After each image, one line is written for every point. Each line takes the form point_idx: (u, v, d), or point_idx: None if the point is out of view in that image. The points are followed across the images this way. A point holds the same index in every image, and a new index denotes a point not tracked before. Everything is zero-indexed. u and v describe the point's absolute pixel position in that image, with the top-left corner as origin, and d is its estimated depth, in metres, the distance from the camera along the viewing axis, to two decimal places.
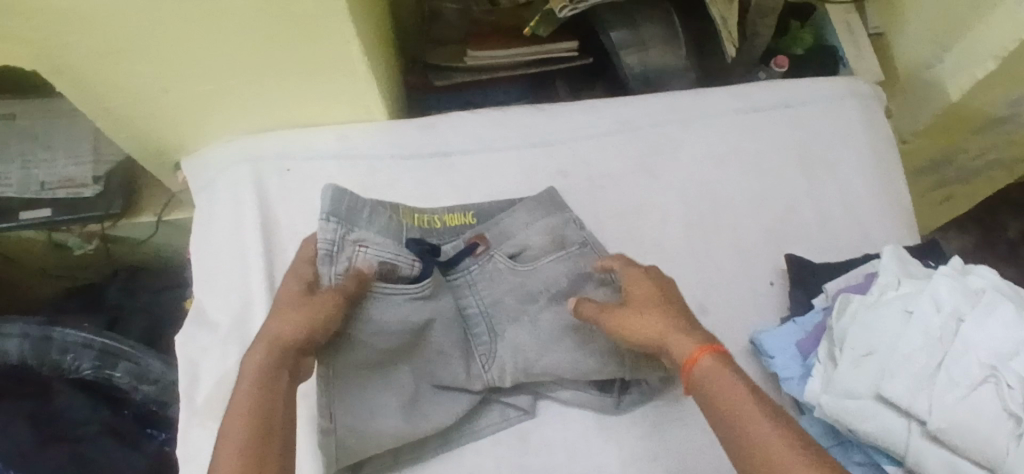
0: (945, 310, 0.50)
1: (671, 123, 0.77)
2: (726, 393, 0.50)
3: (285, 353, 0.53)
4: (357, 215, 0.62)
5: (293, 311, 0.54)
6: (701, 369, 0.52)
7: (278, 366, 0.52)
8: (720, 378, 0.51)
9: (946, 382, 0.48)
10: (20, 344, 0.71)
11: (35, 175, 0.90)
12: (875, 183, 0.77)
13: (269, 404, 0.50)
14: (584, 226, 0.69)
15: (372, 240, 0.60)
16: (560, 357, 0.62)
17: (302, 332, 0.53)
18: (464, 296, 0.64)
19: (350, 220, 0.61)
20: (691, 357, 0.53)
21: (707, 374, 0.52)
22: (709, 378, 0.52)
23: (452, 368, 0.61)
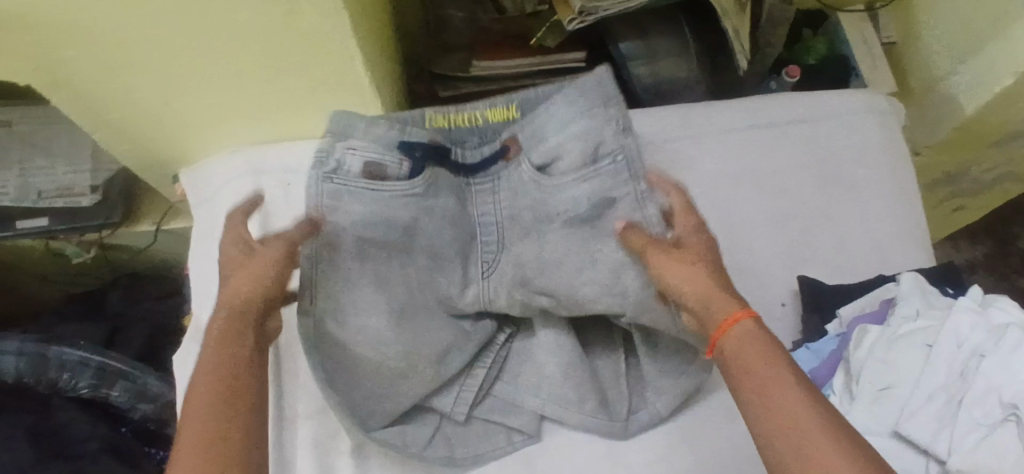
0: (965, 347, 0.49)
1: (684, 137, 0.75)
2: (755, 367, 0.45)
3: (242, 314, 0.51)
4: (352, 126, 0.60)
5: (234, 272, 0.53)
6: (732, 336, 0.48)
7: (227, 329, 0.50)
8: (749, 345, 0.47)
9: (968, 422, 0.47)
10: (16, 362, 0.70)
11: (33, 184, 0.88)
12: (891, 203, 0.75)
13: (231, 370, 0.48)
14: (628, 129, 0.61)
15: (355, 143, 0.59)
16: (562, 276, 0.58)
17: (252, 289, 0.52)
18: (482, 199, 0.63)
19: (346, 135, 0.60)
20: (729, 319, 0.48)
21: (739, 341, 0.47)
22: (741, 346, 0.47)
23: (447, 275, 0.60)
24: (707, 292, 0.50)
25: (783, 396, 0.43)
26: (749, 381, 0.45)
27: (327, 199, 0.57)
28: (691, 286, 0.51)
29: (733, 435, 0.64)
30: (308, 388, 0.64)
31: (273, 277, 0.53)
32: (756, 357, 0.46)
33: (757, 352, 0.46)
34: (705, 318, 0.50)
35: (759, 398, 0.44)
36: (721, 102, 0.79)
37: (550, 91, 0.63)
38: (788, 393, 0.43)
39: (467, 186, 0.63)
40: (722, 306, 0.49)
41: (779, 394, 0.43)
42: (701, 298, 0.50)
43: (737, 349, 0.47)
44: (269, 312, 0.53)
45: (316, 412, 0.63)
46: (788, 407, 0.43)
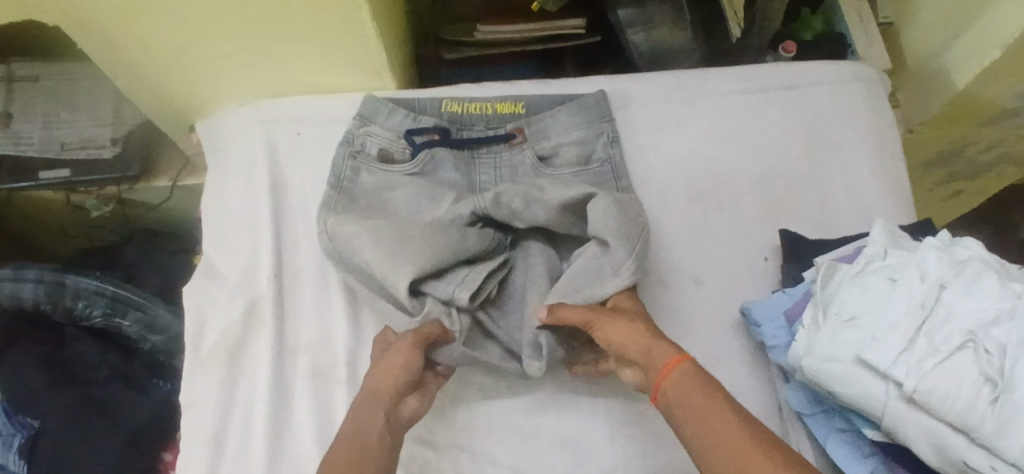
0: (928, 279, 0.52)
1: (676, 100, 0.78)
2: (694, 409, 0.54)
3: (381, 401, 0.58)
4: (378, 113, 0.75)
5: (379, 365, 0.60)
6: (674, 379, 0.56)
7: (365, 415, 0.58)
8: (685, 387, 0.55)
9: (927, 347, 0.49)
10: (34, 290, 0.74)
11: (57, 136, 0.94)
12: (878, 165, 0.77)
13: (364, 449, 0.56)
14: (617, 140, 0.75)
15: (377, 131, 0.74)
16: (551, 196, 0.65)
17: (395, 377, 0.59)
18: (481, 174, 0.74)
19: (372, 117, 0.75)
20: (668, 364, 0.57)
21: (679, 383, 0.55)
22: (680, 389, 0.55)
23: (432, 203, 0.69)
24: (645, 347, 0.58)
25: (712, 419, 0.53)
26: (691, 416, 0.54)
27: (348, 172, 0.72)
28: (629, 349, 0.59)
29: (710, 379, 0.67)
30: (308, 317, 0.70)
31: (408, 367, 0.59)
32: (696, 398, 0.54)
33: (696, 390, 0.55)
34: (649, 363, 0.58)
35: (701, 425, 0.53)
36: (714, 69, 0.82)
37: (556, 102, 0.77)
38: (725, 421, 0.52)
39: (471, 157, 0.75)
40: (658, 355, 0.57)
41: (716, 423, 0.52)
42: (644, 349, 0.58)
43: (676, 399, 0.55)
44: (406, 396, 0.60)
45: (317, 344, 0.69)
46: (726, 432, 0.52)
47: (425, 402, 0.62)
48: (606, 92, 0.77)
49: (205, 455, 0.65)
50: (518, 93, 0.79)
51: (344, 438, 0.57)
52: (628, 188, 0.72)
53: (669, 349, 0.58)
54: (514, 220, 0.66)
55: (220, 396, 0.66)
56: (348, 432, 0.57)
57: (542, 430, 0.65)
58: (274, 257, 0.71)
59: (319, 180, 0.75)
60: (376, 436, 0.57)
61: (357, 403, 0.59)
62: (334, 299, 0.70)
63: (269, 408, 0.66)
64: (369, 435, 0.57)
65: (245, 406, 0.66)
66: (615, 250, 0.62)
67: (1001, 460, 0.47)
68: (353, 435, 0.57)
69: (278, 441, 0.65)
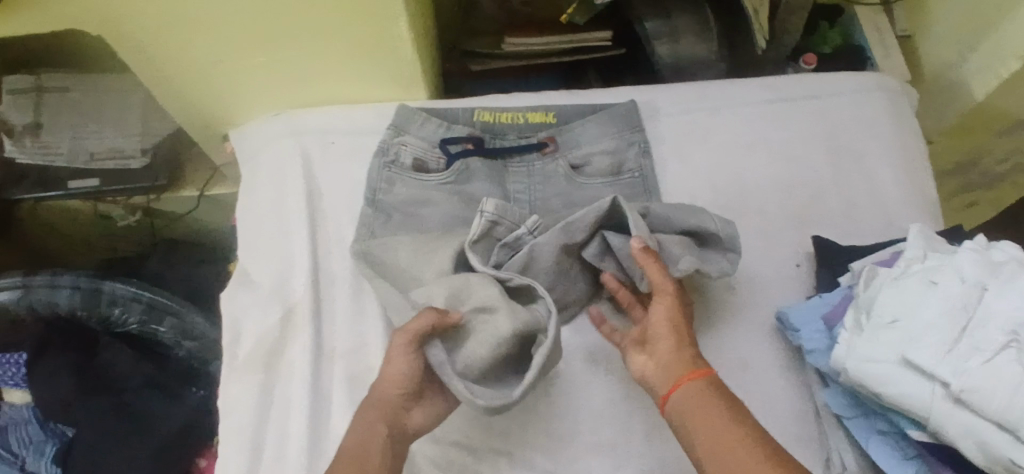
0: (968, 281, 0.52)
1: (702, 110, 0.80)
2: (706, 415, 0.55)
3: (381, 414, 0.58)
4: (411, 122, 0.76)
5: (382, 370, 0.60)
6: (693, 385, 0.56)
7: (365, 429, 0.58)
8: (705, 395, 0.56)
9: (970, 347, 0.49)
10: (70, 295, 0.76)
11: (86, 146, 0.95)
12: (905, 174, 0.78)
13: (364, 462, 0.57)
14: (648, 150, 0.76)
15: (411, 140, 0.75)
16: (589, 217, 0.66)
17: (395, 387, 0.59)
18: (515, 183, 0.75)
19: (404, 126, 0.76)
20: (693, 371, 0.57)
21: (699, 391, 0.56)
22: (697, 395, 0.56)
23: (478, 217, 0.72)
24: (681, 349, 0.59)
25: (723, 426, 0.54)
26: (702, 421, 0.55)
27: (383, 183, 0.74)
28: (666, 342, 0.59)
29: (749, 385, 0.66)
30: (343, 322, 0.70)
31: (405, 376, 0.58)
32: (712, 404, 0.55)
33: (715, 401, 0.55)
34: (671, 365, 0.58)
35: (709, 429, 0.54)
36: (739, 80, 0.83)
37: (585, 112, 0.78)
38: (738, 434, 0.53)
39: (504, 166, 0.76)
40: (690, 360, 0.58)
41: (730, 434, 0.53)
42: (672, 351, 0.59)
43: (691, 403, 0.56)
44: (409, 406, 0.60)
45: (351, 350, 0.69)
46: (736, 443, 0.53)
47: (433, 412, 0.60)
48: (635, 101, 0.78)
49: (244, 459, 0.65)
50: (548, 103, 0.80)
51: (349, 445, 0.58)
52: (658, 199, 0.74)
53: (699, 359, 0.59)
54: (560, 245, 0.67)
55: (258, 401, 0.67)
56: (350, 443, 0.58)
57: (578, 435, 0.65)
58: (309, 264, 0.72)
59: (354, 188, 0.76)
60: (376, 448, 0.57)
61: (360, 410, 0.60)
62: (369, 305, 0.71)
63: (306, 412, 0.66)
64: (369, 451, 0.57)
65: (282, 410, 0.67)
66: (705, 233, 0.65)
67: None
68: (357, 446, 0.57)
69: (315, 445, 0.65)
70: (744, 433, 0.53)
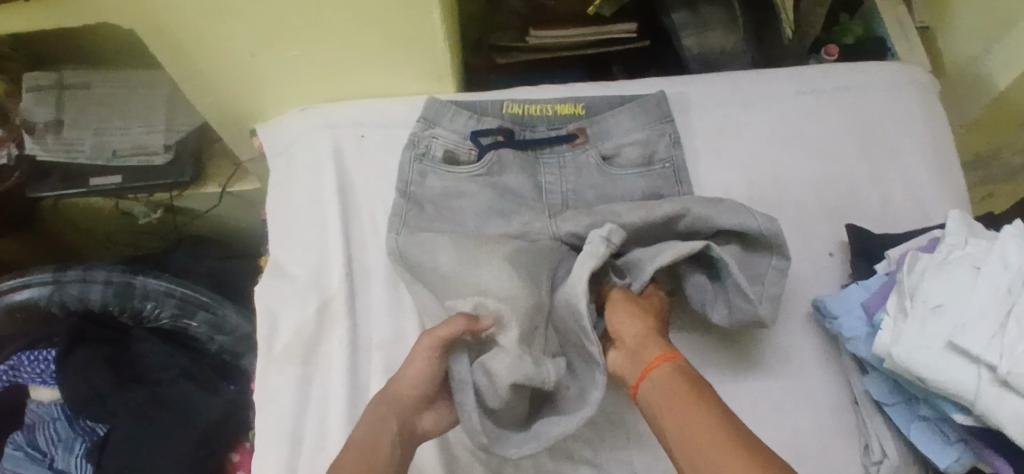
0: (1013, 266, 0.52)
1: (733, 101, 0.80)
2: (671, 397, 0.55)
3: (394, 411, 0.59)
4: (442, 115, 0.76)
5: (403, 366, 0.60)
6: (657, 370, 0.57)
7: (374, 425, 0.58)
8: (670, 378, 0.56)
9: (1018, 330, 0.49)
10: (103, 291, 0.76)
11: (109, 143, 0.95)
12: (935, 163, 0.78)
13: (368, 460, 0.57)
14: (679, 141, 0.76)
15: (441, 133, 0.75)
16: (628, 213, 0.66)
17: (412, 386, 0.59)
18: (547, 175, 0.75)
19: (435, 120, 0.76)
20: (657, 358, 0.58)
21: (664, 375, 0.57)
22: (663, 379, 0.56)
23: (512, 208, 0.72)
24: (644, 338, 0.60)
25: (684, 406, 0.54)
26: (668, 404, 0.55)
27: (416, 176, 0.74)
28: (629, 333, 0.61)
29: (786, 374, 0.66)
30: (380, 315, 0.70)
31: (424, 375, 0.59)
32: (672, 384, 0.56)
33: (679, 383, 0.55)
34: (638, 354, 0.59)
35: (674, 411, 0.54)
36: (768, 70, 0.83)
37: (615, 103, 0.78)
38: (701, 414, 0.52)
39: (535, 157, 0.76)
40: (656, 347, 0.59)
41: (692, 415, 0.53)
42: (637, 342, 0.60)
43: (654, 387, 0.57)
44: (424, 407, 0.60)
45: (389, 342, 0.69)
46: (698, 423, 0.52)
47: (444, 417, 0.61)
48: (666, 93, 0.78)
49: (284, 452, 0.65)
50: (577, 95, 0.80)
51: (356, 436, 0.58)
52: (690, 189, 0.74)
53: (666, 346, 0.60)
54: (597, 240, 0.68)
55: (296, 395, 0.67)
56: (355, 437, 0.58)
57: (615, 424, 0.66)
58: (344, 257, 0.72)
59: (387, 180, 0.76)
60: (381, 445, 0.58)
61: (371, 404, 0.60)
62: (406, 299, 0.71)
63: (346, 405, 0.66)
64: (378, 447, 0.57)
65: (321, 404, 0.67)
66: (746, 228, 0.65)
67: None
68: (363, 442, 0.57)
69: None
70: (709, 414, 0.52)
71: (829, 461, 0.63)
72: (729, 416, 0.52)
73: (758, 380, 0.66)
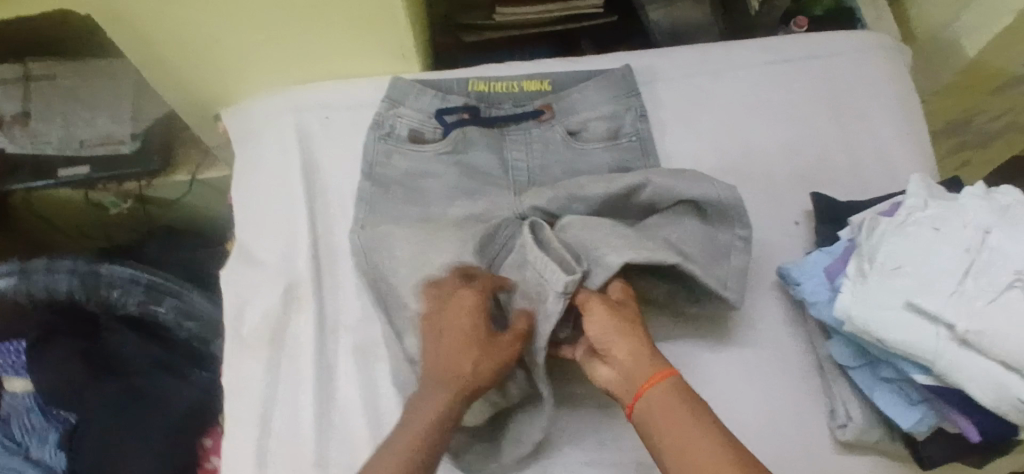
0: (972, 226, 0.52)
1: (700, 73, 0.79)
2: (671, 420, 0.54)
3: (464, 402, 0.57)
4: (406, 94, 0.75)
5: (477, 353, 0.57)
6: (656, 390, 0.56)
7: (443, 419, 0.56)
8: (670, 400, 0.55)
9: (976, 289, 0.50)
10: (67, 280, 0.75)
11: (75, 134, 0.93)
12: (902, 129, 0.78)
13: (432, 461, 0.55)
14: (646, 115, 0.76)
15: (405, 113, 0.75)
16: (590, 187, 0.67)
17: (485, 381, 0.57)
18: (513, 151, 0.74)
19: (399, 99, 0.75)
20: (654, 376, 0.57)
21: (663, 396, 0.56)
22: (660, 400, 0.55)
23: (478, 185, 0.71)
24: (638, 353, 0.58)
25: (687, 431, 0.53)
26: (670, 428, 0.54)
27: (381, 156, 0.73)
28: (622, 351, 0.58)
29: (754, 343, 0.66)
30: (347, 296, 0.70)
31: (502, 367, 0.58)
32: (681, 416, 0.54)
33: (681, 407, 0.55)
34: (632, 370, 0.58)
35: (676, 439, 0.53)
36: (735, 41, 0.82)
37: (581, 78, 0.78)
38: (709, 442, 0.52)
39: (501, 135, 0.75)
40: (652, 363, 0.57)
41: (698, 443, 0.52)
42: (629, 357, 0.58)
43: (651, 406, 0.56)
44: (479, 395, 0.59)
45: (357, 323, 0.69)
46: (705, 451, 0.52)
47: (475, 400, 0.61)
48: (632, 66, 0.78)
49: (253, 435, 0.65)
50: (543, 71, 0.79)
51: (407, 439, 0.55)
52: (657, 162, 0.74)
53: (661, 361, 0.58)
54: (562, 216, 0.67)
55: (265, 377, 0.67)
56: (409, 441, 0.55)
57: (584, 396, 0.66)
58: (311, 239, 0.71)
59: (353, 161, 0.75)
60: (433, 448, 0.55)
61: (437, 393, 0.56)
62: None
63: (315, 386, 0.66)
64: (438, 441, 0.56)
65: (290, 386, 0.67)
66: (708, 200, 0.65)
67: None
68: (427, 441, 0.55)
69: (325, 418, 0.65)
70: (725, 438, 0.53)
71: (801, 427, 0.63)
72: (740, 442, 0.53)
73: (726, 349, 0.66)
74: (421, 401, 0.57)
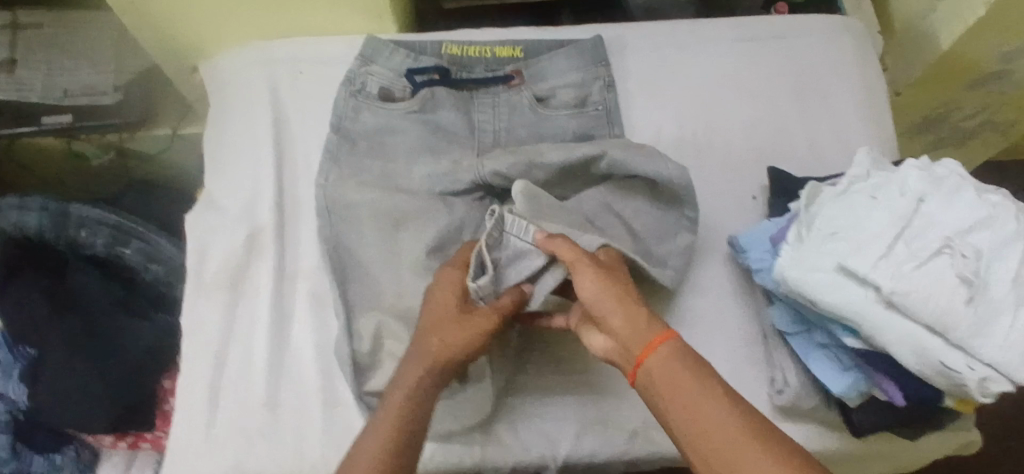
0: (908, 195, 0.54)
1: (670, 48, 0.80)
2: (676, 389, 0.52)
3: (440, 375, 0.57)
4: (379, 53, 0.76)
5: (452, 329, 0.58)
6: (657, 357, 0.54)
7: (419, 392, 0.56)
8: (673, 366, 0.53)
9: (905, 252, 0.51)
10: (37, 219, 0.77)
11: (58, 83, 0.94)
12: (866, 112, 0.79)
13: (410, 436, 0.54)
14: (613, 84, 0.77)
15: (377, 70, 0.76)
16: (552, 153, 0.67)
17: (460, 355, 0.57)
18: (480, 114, 0.75)
19: (372, 57, 0.77)
20: (653, 343, 0.54)
21: (666, 362, 0.53)
22: (663, 368, 0.53)
23: (443, 145, 0.73)
24: (635, 319, 0.56)
25: (695, 400, 0.51)
26: (677, 398, 0.52)
27: (350, 111, 0.75)
28: (619, 317, 0.56)
29: (702, 310, 0.67)
30: (308, 246, 0.72)
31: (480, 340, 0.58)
32: (687, 384, 0.52)
33: (686, 375, 0.52)
34: (631, 338, 0.55)
35: (685, 410, 0.51)
36: (707, 19, 0.83)
37: (552, 45, 0.79)
38: (719, 417, 0.50)
39: (470, 97, 0.76)
40: (649, 328, 0.55)
41: (709, 415, 0.50)
42: (626, 324, 0.56)
43: (654, 375, 0.54)
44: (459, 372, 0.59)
45: (315, 272, 0.70)
46: (716, 426, 0.50)
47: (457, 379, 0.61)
48: (603, 37, 0.79)
49: (207, 373, 0.66)
50: (516, 37, 0.81)
51: (387, 416, 0.55)
52: (621, 131, 0.75)
53: (660, 326, 0.56)
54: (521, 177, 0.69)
55: (222, 319, 0.68)
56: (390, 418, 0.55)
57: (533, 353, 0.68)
58: (276, 189, 0.73)
59: (323, 116, 0.77)
60: (412, 423, 0.55)
61: (415, 370, 0.57)
62: None
63: (270, 330, 0.67)
64: (417, 417, 0.55)
65: (246, 329, 0.68)
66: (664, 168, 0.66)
67: (977, 359, 0.49)
68: (404, 417, 0.55)
69: (278, 361, 0.67)
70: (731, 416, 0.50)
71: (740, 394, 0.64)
72: (752, 419, 0.50)
73: (674, 314, 0.67)
74: (399, 378, 0.57)
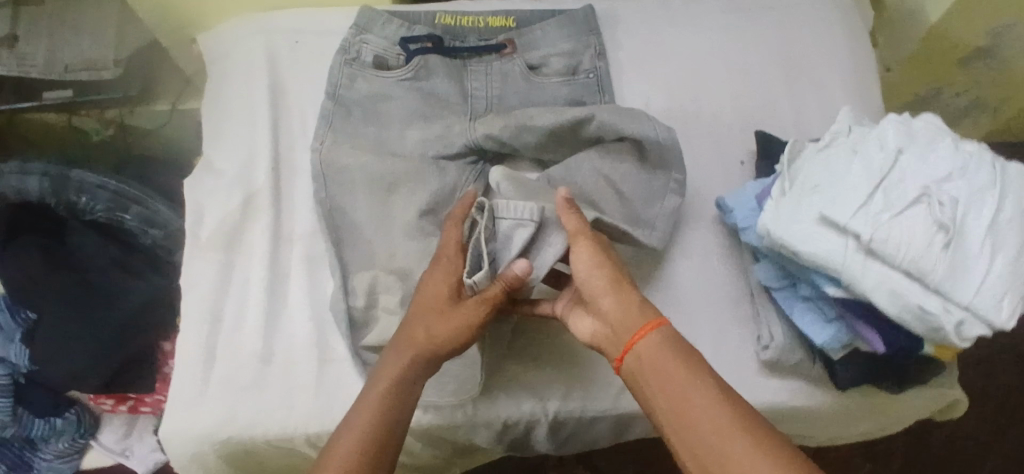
0: (887, 148, 0.55)
1: (660, 19, 0.82)
2: (660, 371, 0.53)
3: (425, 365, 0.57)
4: (374, 22, 0.78)
5: (439, 318, 0.57)
6: (646, 341, 0.55)
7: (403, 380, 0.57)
8: (660, 350, 0.54)
9: (884, 200, 0.52)
10: (39, 182, 0.78)
11: (60, 57, 0.91)
12: (854, 82, 0.80)
13: (395, 423, 0.55)
14: (604, 54, 0.78)
15: (371, 39, 0.77)
16: (543, 116, 0.69)
17: (446, 345, 0.57)
18: (473, 82, 0.76)
19: (366, 27, 0.78)
20: (643, 328, 0.56)
21: (653, 346, 0.55)
22: (648, 352, 0.55)
23: (436, 112, 0.74)
24: (626, 304, 0.57)
25: (678, 382, 0.52)
26: (661, 380, 0.53)
27: (345, 79, 0.76)
28: (609, 301, 0.57)
29: (690, 270, 0.69)
30: (303, 209, 0.73)
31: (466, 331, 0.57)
32: (673, 368, 0.53)
33: (672, 359, 0.53)
34: (621, 323, 0.57)
35: (667, 393, 0.52)
36: None
37: (544, 17, 0.80)
38: (701, 399, 0.51)
39: (463, 65, 0.77)
40: (641, 313, 0.56)
41: (691, 397, 0.51)
42: (618, 308, 0.57)
43: (640, 358, 0.55)
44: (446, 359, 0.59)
45: (310, 234, 0.72)
46: (698, 407, 0.51)
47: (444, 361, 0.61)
48: (594, 7, 0.80)
49: (202, 330, 0.68)
50: (510, 9, 0.82)
51: (372, 399, 0.56)
52: (611, 98, 0.76)
53: (652, 312, 0.57)
54: (512, 140, 0.70)
55: (218, 278, 0.70)
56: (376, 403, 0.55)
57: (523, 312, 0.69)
58: (271, 154, 0.74)
59: (318, 84, 0.78)
60: (397, 409, 0.56)
61: (401, 358, 0.57)
62: None
63: (265, 288, 0.69)
64: (402, 404, 0.56)
65: (241, 288, 0.70)
66: (652, 131, 0.67)
67: (954, 304, 0.50)
68: (388, 404, 0.55)
69: (272, 318, 0.68)
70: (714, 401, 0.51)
71: (726, 350, 0.65)
72: (734, 403, 0.51)
73: (662, 274, 0.68)
74: (384, 365, 0.58)
